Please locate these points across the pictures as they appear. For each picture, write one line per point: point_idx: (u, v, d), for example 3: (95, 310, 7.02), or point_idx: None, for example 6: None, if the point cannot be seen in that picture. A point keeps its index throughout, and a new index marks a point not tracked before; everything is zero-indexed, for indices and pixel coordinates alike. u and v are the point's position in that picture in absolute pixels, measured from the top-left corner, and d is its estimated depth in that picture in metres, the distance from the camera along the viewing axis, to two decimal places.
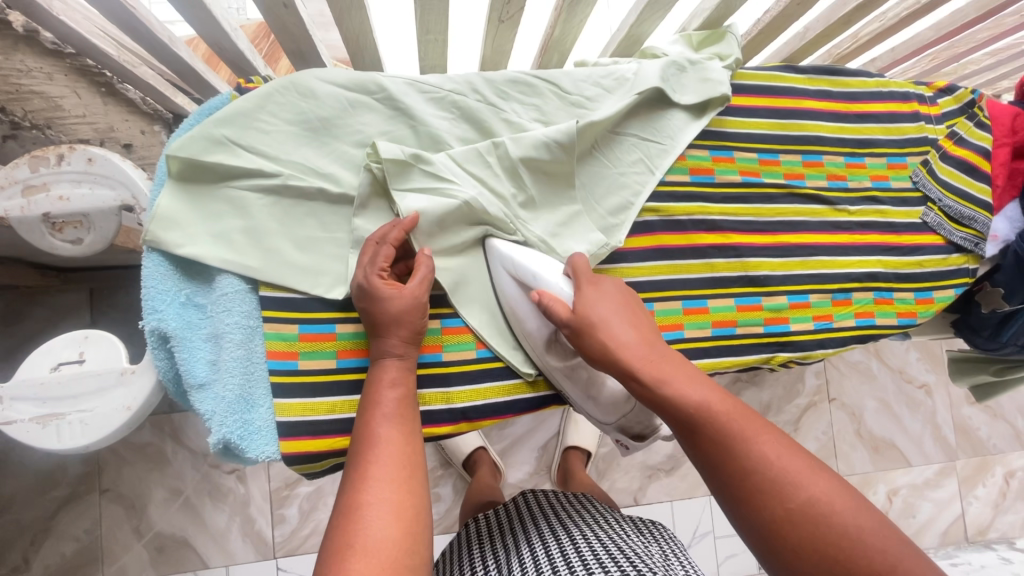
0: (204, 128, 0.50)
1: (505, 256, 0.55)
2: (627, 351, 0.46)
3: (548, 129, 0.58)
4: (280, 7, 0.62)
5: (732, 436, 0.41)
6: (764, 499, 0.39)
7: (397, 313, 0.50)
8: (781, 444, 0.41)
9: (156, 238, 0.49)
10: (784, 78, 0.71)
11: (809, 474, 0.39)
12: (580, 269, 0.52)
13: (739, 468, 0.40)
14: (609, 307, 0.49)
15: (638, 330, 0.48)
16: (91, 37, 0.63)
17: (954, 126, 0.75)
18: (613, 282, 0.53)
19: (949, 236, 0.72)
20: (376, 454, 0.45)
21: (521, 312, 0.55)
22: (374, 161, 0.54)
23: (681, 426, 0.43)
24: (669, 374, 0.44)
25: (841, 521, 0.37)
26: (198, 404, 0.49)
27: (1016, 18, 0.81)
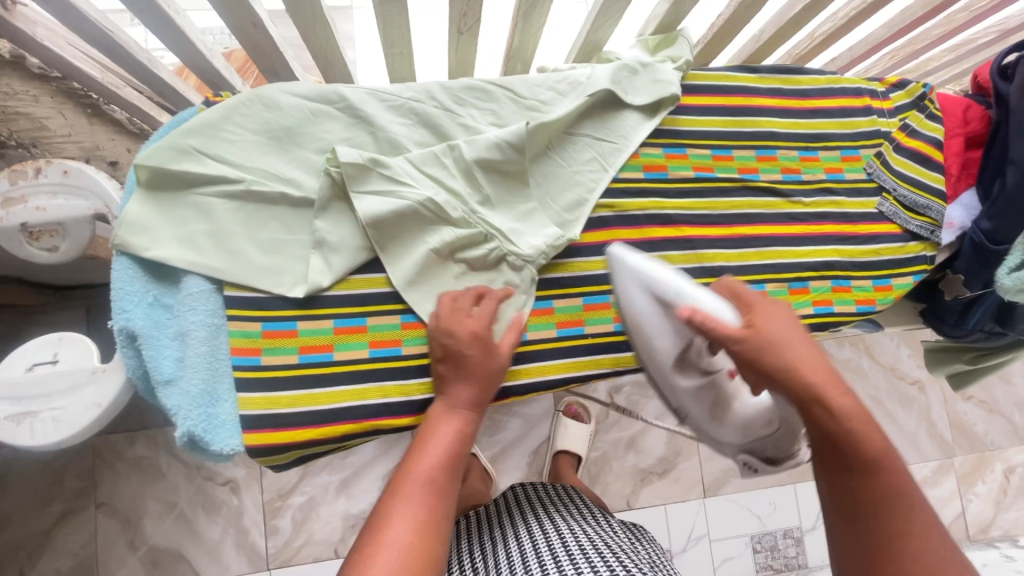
0: (170, 138, 0.53)
1: (645, 276, 0.58)
2: (814, 374, 0.50)
3: (502, 131, 0.61)
4: (249, 25, 0.66)
5: (892, 493, 0.46)
6: (907, 559, 0.44)
7: (487, 367, 0.55)
8: (915, 511, 0.46)
9: (125, 242, 0.52)
10: (736, 77, 0.73)
11: (933, 540, 0.44)
12: (746, 295, 0.55)
13: (893, 525, 0.45)
14: (787, 326, 0.53)
15: (825, 357, 0.52)
16: (74, 60, 0.67)
17: (907, 118, 0.77)
18: (784, 307, 0.55)
19: (905, 225, 0.74)
20: (448, 484, 0.50)
21: (648, 323, 0.58)
22: (332, 166, 0.57)
23: (853, 468, 0.48)
24: (863, 418, 0.48)
25: None
26: (165, 400, 0.52)
27: (967, 13, 0.82)
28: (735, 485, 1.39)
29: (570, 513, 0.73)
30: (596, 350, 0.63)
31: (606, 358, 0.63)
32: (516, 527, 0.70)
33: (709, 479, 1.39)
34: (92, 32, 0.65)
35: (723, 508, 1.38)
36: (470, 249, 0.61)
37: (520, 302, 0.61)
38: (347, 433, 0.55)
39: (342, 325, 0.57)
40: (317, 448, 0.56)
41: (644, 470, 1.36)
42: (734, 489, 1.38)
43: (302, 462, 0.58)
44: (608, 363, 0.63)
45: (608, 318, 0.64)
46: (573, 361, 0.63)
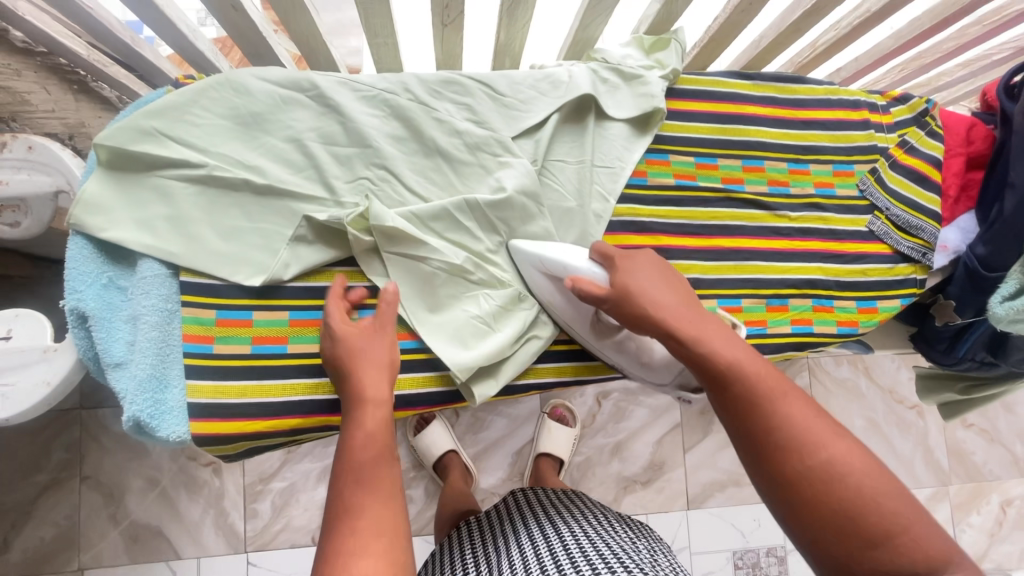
0: (132, 119, 0.52)
1: (532, 255, 0.59)
2: (666, 311, 0.51)
3: (513, 179, 0.61)
4: (228, 8, 0.64)
5: (756, 396, 0.46)
6: (787, 458, 0.44)
7: (373, 356, 0.52)
8: (804, 407, 0.46)
9: (80, 221, 0.51)
10: (728, 83, 0.71)
11: (824, 436, 0.44)
12: (607, 251, 0.56)
13: (760, 427, 0.45)
14: (645, 276, 0.53)
15: (675, 292, 0.53)
16: (59, 37, 0.68)
17: (905, 135, 0.74)
18: (642, 255, 0.56)
19: (896, 246, 0.70)
20: (388, 459, 0.48)
21: (557, 303, 0.59)
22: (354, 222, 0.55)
23: (714, 384, 0.48)
24: (704, 331, 0.49)
25: (854, 479, 0.42)
26: (114, 382, 0.51)
27: (979, 27, 0.78)
28: (719, 499, 1.35)
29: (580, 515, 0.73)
30: (560, 357, 0.64)
31: (568, 367, 0.63)
32: (517, 525, 0.72)
33: (693, 491, 1.35)
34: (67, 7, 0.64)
35: (706, 522, 1.35)
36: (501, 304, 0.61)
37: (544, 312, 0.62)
38: (297, 427, 0.55)
39: (298, 317, 0.56)
40: (268, 441, 0.56)
41: (628, 477, 1.33)
42: (719, 503, 1.35)
43: (253, 452, 0.58)
44: (572, 372, 0.64)
45: None
46: (535, 367, 0.63)
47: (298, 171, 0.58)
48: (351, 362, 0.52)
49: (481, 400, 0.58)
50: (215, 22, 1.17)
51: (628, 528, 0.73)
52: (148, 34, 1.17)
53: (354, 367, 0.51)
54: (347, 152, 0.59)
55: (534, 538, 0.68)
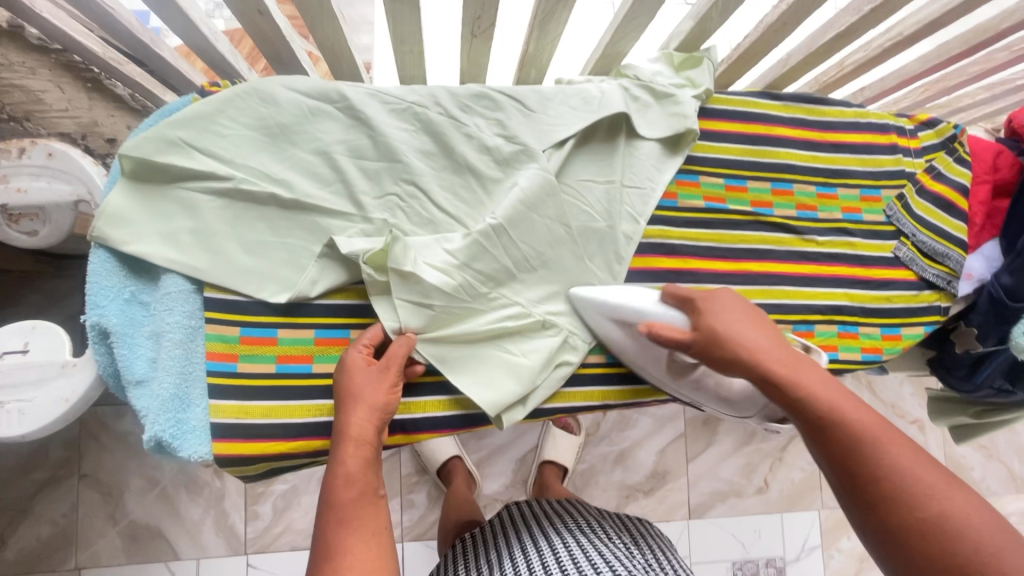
0: (158, 129, 0.51)
1: (596, 301, 0.59)
2: (757, 353, 0.50)
3: (520, 185, 0.59)
4: (254, 12, 0.62)
5: (861, 441, 0.44)
6: (893, 505, 0.42)
7: (370, 398, 0.51)
8: (915, 456, 0.44)
9: (103, 234, 0.50)
10: (759, 104, 0.70)
11: (943, 487, 0.42)
12: (684, 294, 0.55)
13: (865, 474, 0.44)
14: (733, 318, 0.53)
15: (766, 336, 0.52)
16: (73, 33, 0.65)
17: (933, 160, 0.74)
18: (726, 294, 0.55)
19: (921, 273, 0.70)
20: (370, 508, 0.48)
21: (631, 350, 0.59)
22: (368, 266, 0.53)
23: (812, 428, 0.47)
24: (802, 377, 0.49)
25: (974, 538, 0.39)
26: (135, 401, 0.50)
27: (1007, 53, 0.77)
28: (720, 509, 1.35)
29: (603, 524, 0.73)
30: (586, 382, 0.62)
31: (596, 392, 0.62)
32: (517, 537, 0.70)
33: (695, 501, 1.35)
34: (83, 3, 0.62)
35: (707, 532, 1.34)
36: (524, 332, 0.60)
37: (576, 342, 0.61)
38: (320, 448, 0.54)
39: (323, 336, 0.55)
40: (290, 462, 0.55)
41: (631, 486, 1.33)
42: (720, 513, 1.35)
43: (274, 471, 0.57)
44: (597, 396, 0.63)
45: (601, 348, 0.63)
46: (561, 391, 0.62)
47: (326, 185, 0.57)
48: (347, 398, 0.51)
49: (509, 425, 0.57)
50: (225, 15, 1.14)
51: (625, 532, 0.73)
52: (156, 25, 1.14)
53: (350, 403, 0.50)
54: (375, 167, 0.58)
55: (558, 540, 0.67)
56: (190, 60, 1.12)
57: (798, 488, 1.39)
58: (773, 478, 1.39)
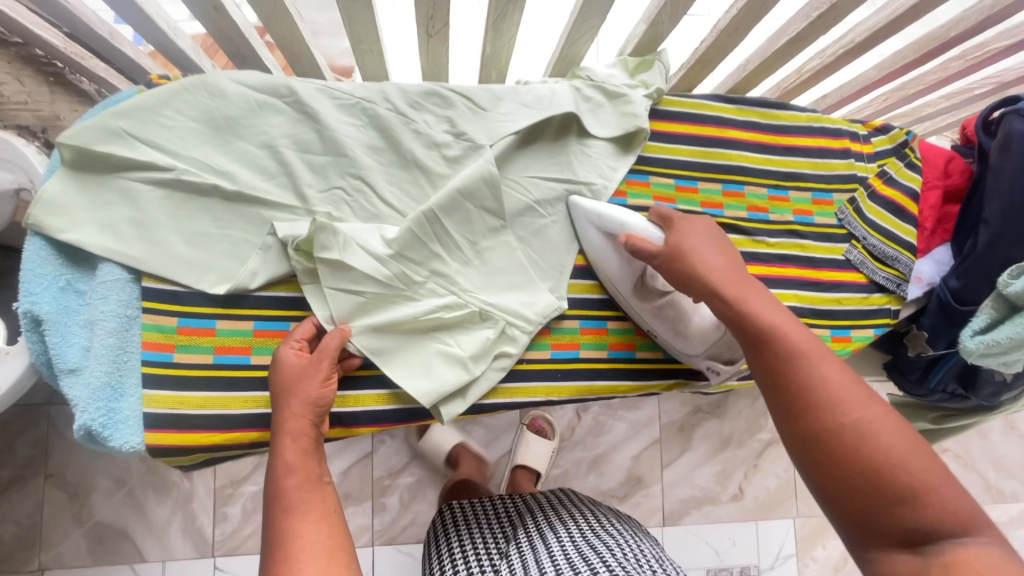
0: (100, 119, 0.51)
1: (589, 210, 0.61)
2: (713, 271, 0.53)
3: (459, 176, 0.59)
4: (210, 9, 0.63)
5: (794, 355, 0.47)
6: (819, 414, 0.44)
7: (303, 392, 0.51)
8: (843, 372, 0.46)
9: (39, 222, 0.50)
10: (712, 107, 0.71)
11: (864, 399, 0.44)
12: (666, 213, 0.58)
13: (797, 384, 0.46)
14: (700, 240, 0.55)
15: (726, 259, 0.54)
16: (32, 27, 0.66)
17: (885, 165, 0.75)
18: (703, 220, 0.57)
19: (872, 275, 0.71)
20: (315, 492, 0.48)
21: (605, 259, 0.61)
22: (296, 251, 0.54)
23: (753, 341, 0.50)
24: (750, 297, 0.51)
25: (886, 441, 0.42)
26: (67, 389, 0.50)
27: (960, 62, 0.78)
28: (695, 516, 1.35)
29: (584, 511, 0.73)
30: (531, 377, 0.62)
31: (539, 387, 0.61)
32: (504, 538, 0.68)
33: (669, 508, 1.34)
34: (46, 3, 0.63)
35: (682, 539, 1.34)
36: (460, 325, 0.59)
37: (516, 335, 0.60)
38: (256, 440, 0.54)
39: (262, 328, 0.55)
40: (226, 453, 0.54)
41: (604, 492, 1.32)
42: (694, 520, 1.34)
43: (211, 464, 0.57)
44: (542, 392, 0.62)
45: (547, 345, 0.62)
46: (503, 387, 0.61)
47: (271, 178, 0.57)
48: (282, 396, 0.51)
49: (448, 419, 0.57)
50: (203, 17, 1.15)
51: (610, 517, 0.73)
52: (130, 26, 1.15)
53: (285, 400, 0.51)
54: (321, 160, 0.58)
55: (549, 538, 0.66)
56: (165, 65, 1.14)
57: (772, 495, 1.38)
58: (748, 485, 1.38)
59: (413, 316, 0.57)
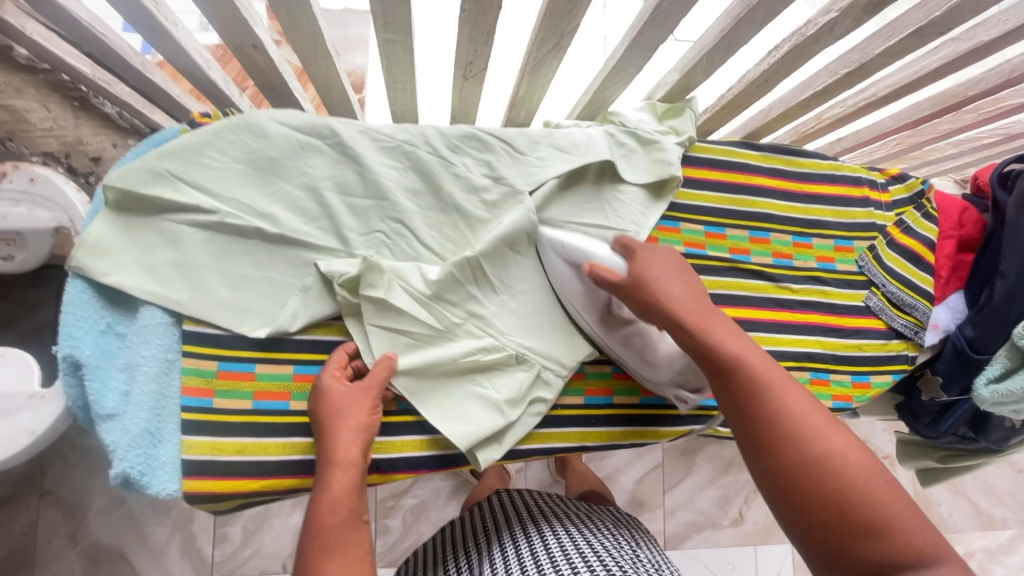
0: (146, 161, 0.51)
1: (555, 240, 0.59)
2: (676, 302, 0.52)
3: (501, 222, 0.59)
4: (249, 46, 0.63)
5: (758, 386, 0.47)
6: (786, 446, 0.44)
7: (353, 420, 0.51)
8: (807, 401, 0.46)
9: (81, 264, 0.49)
10: (739, 153, 0.73)
11: (828, 429, 0.44)
12: (630, 243, 0.57)
13: (761, 416, 0.46)
14: (664, 270, 0.54)
15: (689, 288, 0.53)
16: (62, 54, 0.64)
17: (903, 214, 0.77)
18: (665, 250, 0.57)
19: (890, 322, 0.73)
20: (352, 531, 0.47)
21: (571, 290, 0.59)
22: (343, 288, 0.54)
23: (716, 373, 0.49)
24: (714, 326, 0.50)
25: (851, 474, 0.41)
26: (104, 435, 0.49)
27: (974, 114, 0.81)
28: (695, 540, 1.35)
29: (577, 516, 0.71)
30: (564, 422, 0.62)
31: (573, 433, 0.62)
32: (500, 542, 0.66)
33: (671, 532, 1.34)
34: (66, 18, 0.60)
35: (683, 563, 1.33)
36: (495, 368, 0.59)
37: (553, 379, 0.60)
38: (293, 486, 0.54)
39: (303, 372, 0.55)
40: (261, 498, 0.54)
41: None
42: (695, 545, 1.34)
43: (245, 508, 0.56)
44: (575, 437, 0.62)
45: (580, 390, 0.63)
46: (537, 432, 0.61)
47: (312, 220, 0.57)
48: (328, 423, 0.51)
49: (485, 465, 0.57)
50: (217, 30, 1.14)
51: (605, 521, 0.72)
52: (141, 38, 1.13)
53: (331, 427, 0.50)
54: (362, 204, 0.58)
55: (549, 537, 0.64)
56: (174, 76, 1.12)
57: (771, 520, 1.38)
58: (748, 510, 1.39)
59: (453, 358, 0.57)
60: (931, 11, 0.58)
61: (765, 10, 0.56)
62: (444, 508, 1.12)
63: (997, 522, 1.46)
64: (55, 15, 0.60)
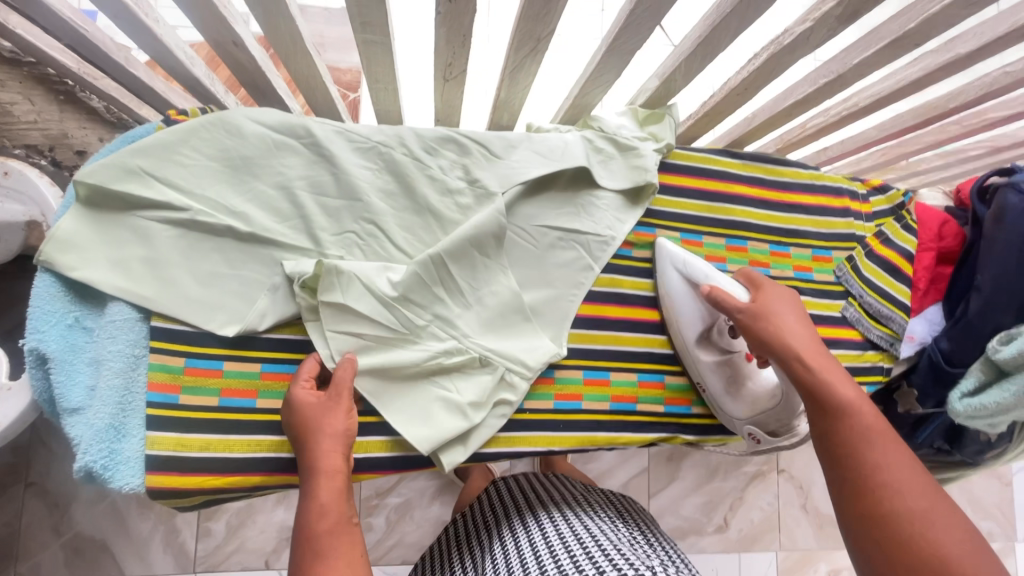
0: (117, 158, 0.51)
1: (675, 257, 0.65)
2: (802, 344, 0.55)
3: (469, 223, 0.60)
4: (230, 44, 0.63)
5: (862, 434, 0.50)
6: (884, 492, 0.47)
7: (331, 426, 0.51)
8: (902, 457, 0.49)
9: (50, 259, 0.50)
10: (718, 161, 0.73)
11: (918, 489, 0.47)
12: (761, 283, 0.62)
13: (866, 461, 0.49)
14: (790, 312, 0.58)
15: (811, 334, 0.57)
16: (47, 49, 0.65)
17: (882, 226, 0.77)
18: (788, 294, 0.61)
19: (866, 332, 0.73)
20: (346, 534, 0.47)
21: (681, 307, 0.64)
22: (302, 289, 0.55)
23: (828, 414, 0.52)
24: (830, 371, 0.54)
25: (932, 531, 0.44)
26: (69, 428, 0.50)
27: (958, 126, 0.80)
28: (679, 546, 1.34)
29: (574, 496, 0.73)
30: (531, 427, 0.62)
31: (540, 437, 0.62)
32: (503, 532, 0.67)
33: None
34: (48, 14, 0.60)
35: None
36: (458, 370, 0.60)
37: (517, 383, 0.61)
38: (256, 484, 0.54)
39: (271, 370, 0.55)
40: (226, 495, 0.55)
41: None
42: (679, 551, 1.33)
43: (210, 502, 0.56)
44: (542, 442, 0.62)
45: (549, 395, 0.63)
46: (501, 436, 0.61)
47: (284, 219, 0.57)
48: (306, 431, 0.51)
49: (449, 467, 0.57)
50: None
51: (602, 500, 0.74)
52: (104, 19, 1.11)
53: (309, 435, 0.51)
54: (335, 204, 0.59)
55: (551, 522, 0.66)
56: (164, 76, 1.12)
57: (756, 528, 1.38)
58: (733, 517, 1.38)
59: (412, 362, 0.57)
60: (906, 22, 0.57)
61: (739, 18, 0.56)
62: (428, 508, 1.11)
63: (983, 534, 1.45)
64: (38, 12, 0.60)
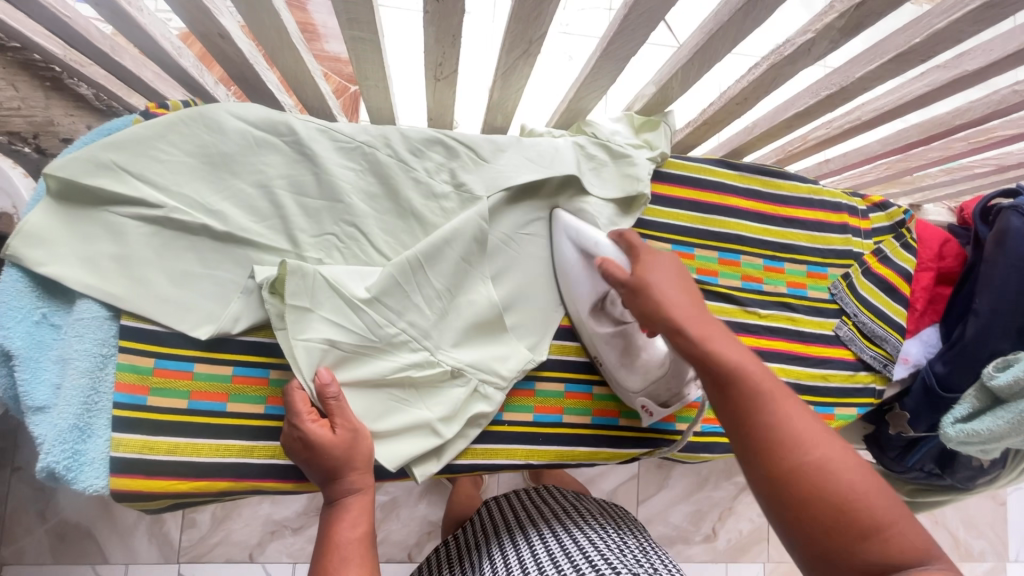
0: (90, 151, 0.49)
1: (569, 226, 0.61)
2: (676, 308, 0.48)
3: (449, 225, 0.58)
4: (216, 36, 0.61)
5: (754, 396, 0.43)
6: (781, 453, 0.40)
7: (363, 452, 0.52)
8: (800, 410, 0.43)
9: (17, 253, 0.49)
10: (714, 171, 0.71)
11: (822, 438, 0.41)
12: (634, 241, 0.54)
13: (759, 425, 0.42)
14: (666, 275, 0.50)
15: (691, 297, 0.49)
16: (31, 34, 0.63)
17: (881, 243, 0.75)
18: (668, 256, 0.53)
19: (859, 353, 0.71)
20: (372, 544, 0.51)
21: (575, 276, 0.61)
22: (270, 294, 0.52)
23: (713, 382, 0.45)
24: (710, 333, 0.46)
25: (847, 479, 0.39)
26: (33, 427, 0.49)
27: (965, 143, 0.78)
28: None
29: (566, 508, 0.71)
30: (509, 439, 0.61)
31: (518, 450, 0.61)
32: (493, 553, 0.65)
33: None
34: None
35: None
36: (429, 385, 0.58)
37: (490, 394, 0.59)
38: (223, 489, 0.53)
39: (242, 374, 0.54)
40: (195, 499, 0.54)
41: None
42: None
43: (178, 507, 0.56)
44: (521, 455, 0.62)
45: (529, 407, 0.62)
46: (473, 448, 0.60)
47: (262, 219, 0.56)
48: (332, 457, 0.51)
49: (422, 478, 0.57)
50: None
51: (593, 510, 0.72)
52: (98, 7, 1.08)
53: (341, 460, 0.51)
54: (316, 205, 0.57)
55: (542, 539, 0.64)
56: None
57: (745, 539, 1.36)
58: (722, 527, 1.36)
59: (380, 375, 0.56)
60: (911, 37, 0.55)
61: (737, 28, 0.54)
62: (415, 507, 1.10)
63: (974, 553, 1.43)
64: None
